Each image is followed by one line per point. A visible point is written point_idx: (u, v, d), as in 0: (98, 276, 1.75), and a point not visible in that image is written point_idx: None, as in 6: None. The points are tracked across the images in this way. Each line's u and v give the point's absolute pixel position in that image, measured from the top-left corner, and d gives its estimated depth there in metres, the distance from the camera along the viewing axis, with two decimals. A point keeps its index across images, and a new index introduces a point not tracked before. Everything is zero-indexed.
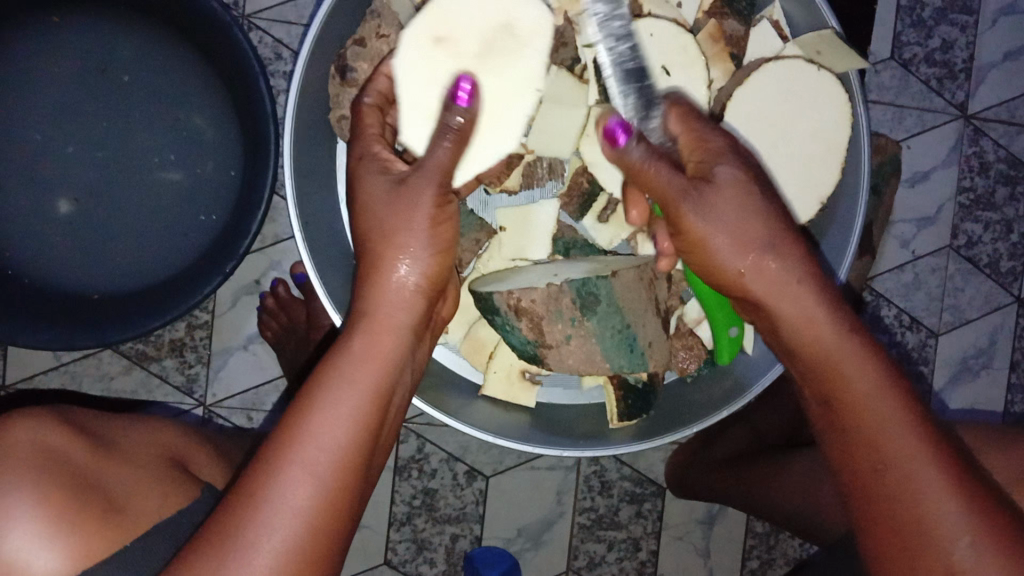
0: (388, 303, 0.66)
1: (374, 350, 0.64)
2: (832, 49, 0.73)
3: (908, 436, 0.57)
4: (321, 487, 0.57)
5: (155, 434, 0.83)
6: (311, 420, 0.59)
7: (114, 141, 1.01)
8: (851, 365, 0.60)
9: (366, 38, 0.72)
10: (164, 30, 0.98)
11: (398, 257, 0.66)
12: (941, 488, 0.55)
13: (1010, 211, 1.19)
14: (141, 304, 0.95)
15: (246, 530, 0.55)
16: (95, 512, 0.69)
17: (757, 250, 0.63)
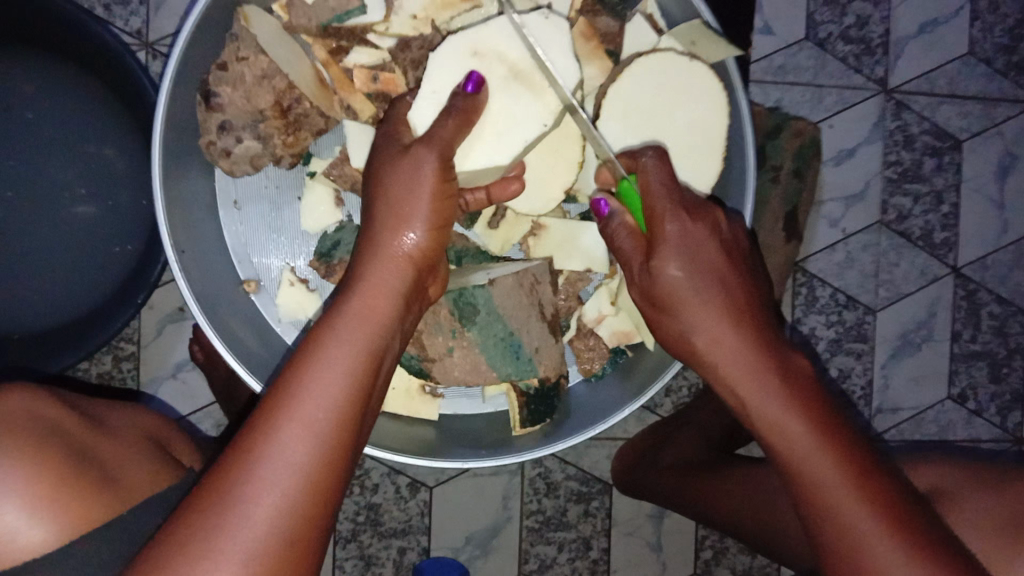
0: (380, 268, 0.62)
1: (371, 309, 0.60)
2: (707, 40, 0.74)
3: (840, 490, 0.57)
4: (321, 442, 0.53)
5: (145, 418, 0.81)
6: (309, 373, 0.55)
7: (22, 180, 0.94)
8: (779, 421, 0.60)
9: (228, 63, 0.72)
10: (41, 60, 0.93)
11: (401, 220, 0.63)
12: (878, 541, 0.55)
13: (940, 182, 1.15)
14: (50, 344, 0.90)
15: (241, 488, 0.50)
16: (90, 484, 0.66)
17: (691, 321, 0.65)
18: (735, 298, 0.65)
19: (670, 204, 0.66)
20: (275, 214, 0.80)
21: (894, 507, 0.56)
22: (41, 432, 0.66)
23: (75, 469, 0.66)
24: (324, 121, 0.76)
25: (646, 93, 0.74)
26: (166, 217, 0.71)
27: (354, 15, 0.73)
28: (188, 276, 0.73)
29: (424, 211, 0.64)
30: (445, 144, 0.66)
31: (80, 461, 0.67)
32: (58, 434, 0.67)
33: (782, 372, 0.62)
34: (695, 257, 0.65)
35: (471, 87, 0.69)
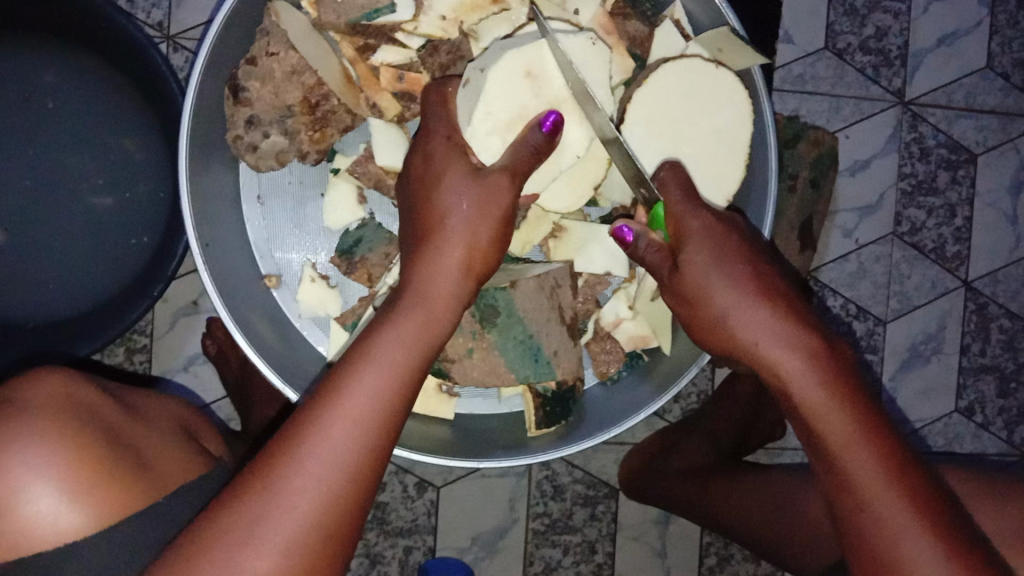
0: (442, 270, 0.62)
1: (421, 307, 0.61)
2: (732, 47, 0.75)
3: (880, 479, 0.57)
4: (367, 434, 0.55)
5: (174, 406, 0.82)
6: (361, 366, 0.57)
7: (42, 169, 0.94)
8: (821, 408, 0.60)
9: (257, 57, 0.72)
10: (64, 51, 0.93)
11: (463, 221, 0.63)
12: (914, 526, 0.55)
13: (954, 195, 1.15)
14: (67, 334, 0.90)
15: (290, 476, 0.53)
16: (126, 468, 0.67)
17: (723, 306, 0.64)
18: (773, 286, 0.65)
19: (688, 204, 0.68)
20: (298, 209, 0.80)
21: (929, 503, 0.57)
22: (80, 415, 0.67)
23: (112, 454, 0.67)
24: (351, 119, 0.76)
25: (673, 98, 0.74)
26: (190, 211, 0.71)
27: (384, 13, 0.73)
28: (211, 270, 0.73)
29: (486, 216, 0.63)
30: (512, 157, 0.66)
31: (116, 446, 0.68)
32: (95, 418, 0.68)
33: (824, 358, 0.61)
34: (722, 250, 0.65)
35: (548, 125, 0.68)
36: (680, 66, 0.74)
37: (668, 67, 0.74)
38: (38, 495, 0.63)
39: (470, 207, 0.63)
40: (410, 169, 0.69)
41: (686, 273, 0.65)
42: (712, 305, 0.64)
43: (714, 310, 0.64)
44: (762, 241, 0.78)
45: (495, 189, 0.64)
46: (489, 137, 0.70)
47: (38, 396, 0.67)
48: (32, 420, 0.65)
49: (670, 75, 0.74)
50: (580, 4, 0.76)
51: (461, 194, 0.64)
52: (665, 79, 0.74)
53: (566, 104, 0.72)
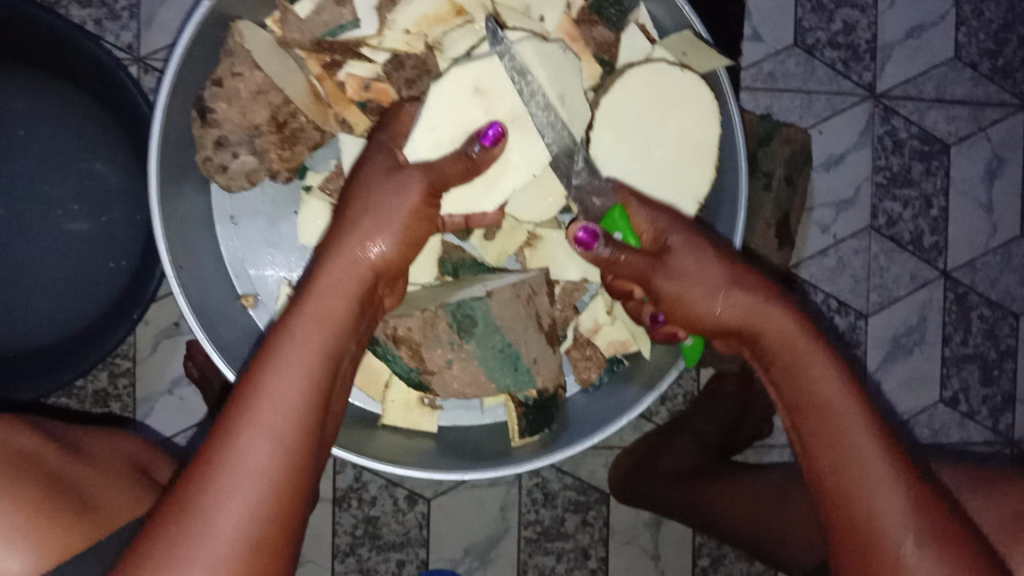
0: (343, 274, 0.61)
1: (328, 311, 0.59)
2: (697, 51, 0.75)
3: (864, 441, 0.57)
4: (283, 447, 0.52)
5: (122, 442, 0.81)
6: (265, 379, 0.54)
7: (16, 196, 0.93)
8: (814, 388, 0.61)
9: (223, 79, 0.72)
10: (36, 78, 0.93)
11: (359, 228, 0.62)
12: (889, 485, 0.56)
13: (928, 186, 1.16)
14: (48, 360, 0.89)
15: (209, 497, 0.50)
16: (69, 511, 0.65)
17: (718, 282, 0.66)
18: (755, 276, 0.67)
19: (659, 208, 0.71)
20: (272, 228, 0.80)
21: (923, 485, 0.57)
22: (20, 460, 0.65)
23: (55, 499, 0.65)
24: (319, 135, 0.76)
25: (638, 103, 0.75)
26: (162, 234, 0.71)
27: (348, 29, 0.74)
28: (186, 293, 0.73)
29: (391, 222, 0.63)
30: (432, 169, 0.67)
31: (59, 490, 0.66)
32: (37, 463, 0.66)
33: (826, 344, 0.63)
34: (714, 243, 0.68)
35: (489, 140, 0.69)
36: (646, 69, 0.74)
37: (632, 70, 0.74)
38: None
39: (373, 214, 0.63)
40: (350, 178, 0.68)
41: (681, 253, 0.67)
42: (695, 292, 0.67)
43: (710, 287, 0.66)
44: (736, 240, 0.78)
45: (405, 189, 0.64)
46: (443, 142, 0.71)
47: None
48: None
49: (635, 80, 0.74)
50: (544, 11, 0.76)
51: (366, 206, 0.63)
52: (632, 84, 0.74)
53: (517, 125, 0.72)
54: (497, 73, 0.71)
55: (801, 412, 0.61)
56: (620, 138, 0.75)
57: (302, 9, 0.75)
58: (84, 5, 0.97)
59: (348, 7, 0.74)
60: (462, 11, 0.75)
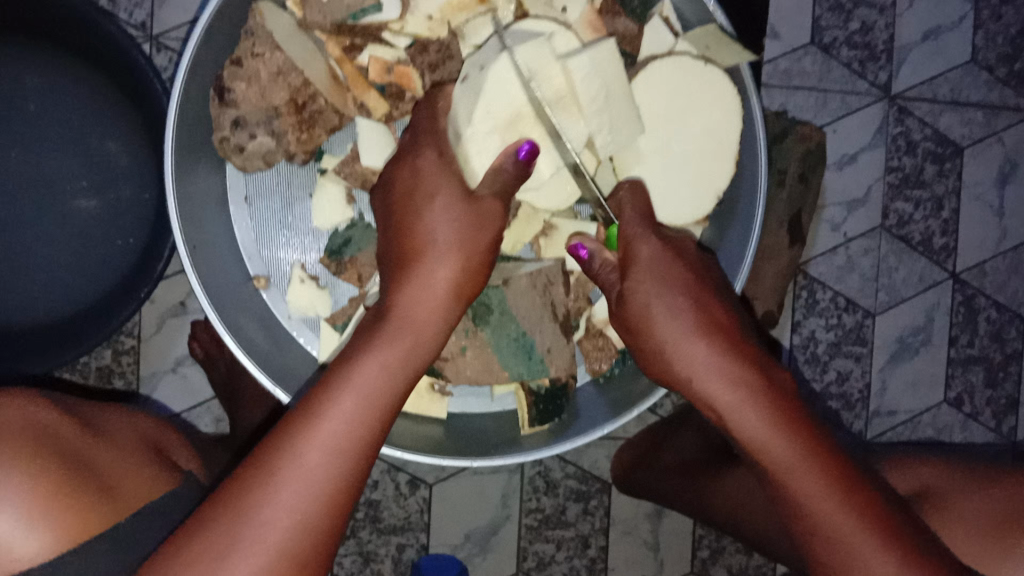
0: (422, 296, 0.64)
1: (403, 339, 0.62)
2: (721, 44, 0.75)
3: (834, 503, 0.59)
4: (339, 465, 0.57)
5: (145, 424, 0.81)
6: (331, 399, 0.58)
7: (27, 171, 0.93)
8: (766, 443, 0.62)
9: (242, 58, 0.72)
10: (48, 54, 0.92)
11: (443, 254, 0.64)
12: (867, 542, 0.58)
13: (940, 187, 1.16)
14: (57, 335, 0.90)
15: (260, 500, 0.55)
16: (85, 491, 0.65)
17: (665, 337, 0.66)
18: (712, 315, 0.67)
19: (641, 228, 0.70)
20: (286, 210, 0.79)
21: (872, 504, 0.60)
22: (40, 439, 0.66)
23: (73, 477, 0.65)
24: (338, 119, 0.76)
25: (660, 96, 0.75)
26: (177, 212, 0.71)
27: (369, 13, 0.73)
28: (198, 273, 0.73)
29: (471, 241, 0.65)
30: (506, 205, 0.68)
31: (78, 469, 0.66)
32: (55, 442, 0.66)
33: (765, 386, 0.63)
34: (667, 277, 0.68)
35: (523, 154, 0.68)
36: (670, 62, 0.74)
37: (654, 61, 0.75)
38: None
39: (456, 232, 0.65)
40: (392, 174, 0.70)
41: (633, 300, 0.68)
42: (659, 335, 0.66)
43: (661, 340, 0.66)
44: (751, 238, 0.77)
45: (485, 211, 0.66)
46: (488, 137, 0.70)
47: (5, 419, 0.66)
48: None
49: (658, 73, 0.75)
50: (567, 2, 0.76)
51: (453, 231, 0.65)
52: (655, 77, 0.75)
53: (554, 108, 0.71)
54: (535, 56, 0.70)
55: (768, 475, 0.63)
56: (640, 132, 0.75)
57: None
58: None
59: None
60: None
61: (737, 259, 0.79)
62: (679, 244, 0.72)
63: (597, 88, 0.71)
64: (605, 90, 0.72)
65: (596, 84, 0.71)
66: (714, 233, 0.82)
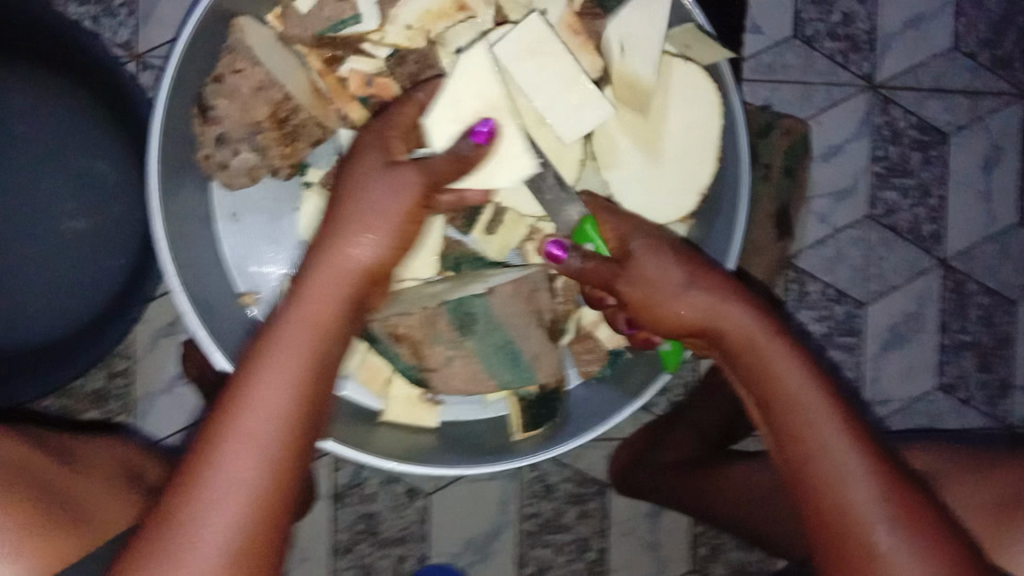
0: (333, 279, 0.61)
1: (308, 319, 0.59)
2: (701, 45, 0.75)
3: (834, 433, 0.58)
4: (268, 455, 0.53)
5: (116, 451, 0.80)
6: (249, 394, 0.54)
7: (15, 193, 0.93)
8: (774, 376, 0.62)
9: (223, 75, 0.71)
10: (32, 74, 0.92)
11: (348, 232, 0.62)
12: (864, 475, 0.57)
13: (927, 175, 1.16)
14: (51, 357, 0.89)
15: (188, 513, 0.51)
16: (59, 523, 0.64)
17: (677, 287, 0.65)
18: (715, 271, 0.68)
19: (622, 223, 0.72)
20: (274, 224, 0.80)
21: (865, 440, 0.59)
22: (10, 477, 0.63)
23: (47, 514, 0.63)
24: (321, 131, 0.76)
25: (643, 97, 0.75)
26: (165, 233, 0.71)
27: (349, 24, 0.74)
28: (188, 290, 0.73)
29: (387, 223, 0.62)
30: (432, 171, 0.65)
31: (50, 504, 0.64)
32: (27, 480, 0.64)
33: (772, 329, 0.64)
34: (674, 246, 0.69)
35: (476, 137, 0.70)
36: (653, 63, 0.73)
37: (631, 62, 0.74)
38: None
39: (366, 218, 0.62)
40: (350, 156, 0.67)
41: (640, 259, 0.67)
42: (659, 309, 0.66)
43: (674, 286, 0.65)
44: (735, 235, 0.77)
45: (406, 189, 0.63)
46: (449, 124, 0.72)
47: None
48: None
49: (642, 74, 0.74)
50: (547, 5, 0.75)
51: (353, 206, 0.62)
52: (637, 81, 0.74)
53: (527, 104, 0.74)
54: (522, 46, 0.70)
55: (770, 411, 0.62)
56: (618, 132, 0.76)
57: (302, 4, 0.74)
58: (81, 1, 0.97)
59: (349, 2, 0.73)
60: (463, 6, 0.75)
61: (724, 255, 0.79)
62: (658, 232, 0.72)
63: (560, 82, 0.72)
64: (570, 83, 0.72)
65: (566, 81, 0.72)
66: (702, 231, 0.82)
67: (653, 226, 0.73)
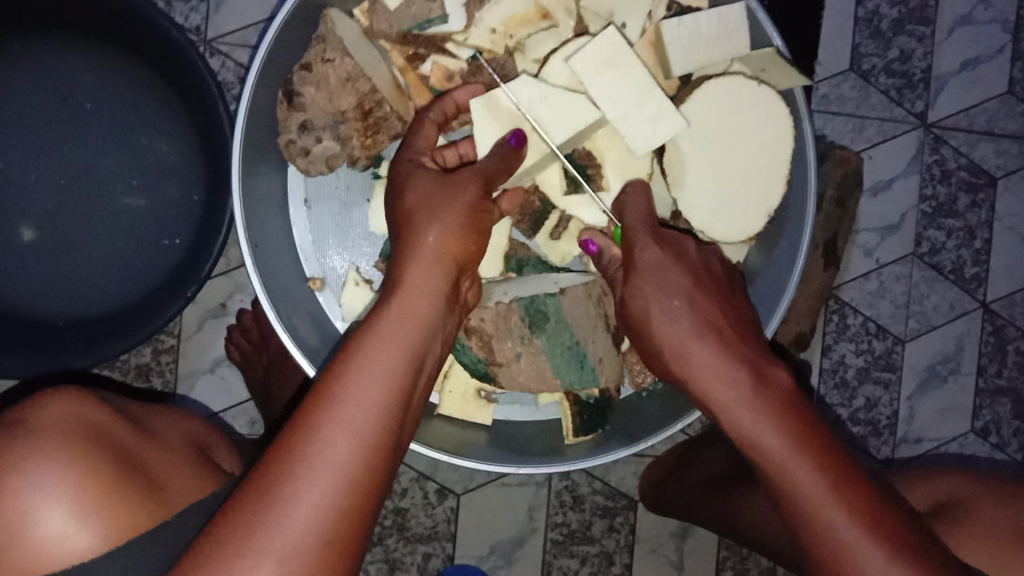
0: (426, 278, 0.62)
1: (408, 310, 0.59)
2: (777, 67, 0.75)
3: (824, 489, 0.57)
4: (362, 444, 0.53)
5: (187, 423, 0.81)
6: (346, 379, 0.54)
7: (83, 168, 0.95)
8: (752, 434, 0.60)
9: (311, 63, 0.73)
10: (109, 54, 0.94)
11: (428, 225, 0.64)
12: (856, 534, 0.55)
13: (973, 218, 1.17)
14: (104, 330, 0.90)
15: (282, 489, 0.51)
16: (134, 491, 0.65)
17: (672, 343, 0.66)
18: (721, 314, 0.67)
19: (644, 233, 0.71)
20: (343, 215, 0.81)
21: (867, 499, 0.57)
22: (90, 441, 0.66)
23: (122, 475, 0.65)
24: (401, 126, 0.77)
25: (714, 116, 0.77)
26: (241, 214, 0.73)
27: (436, 24, 0.75)
28: (259, 272, 0.74)
29: (456, 216, 0.65)
30: (481, 168, 0.69)
31: (126, 467, 0.66)
32: (104, 440, 0.67)
33: (756, 378, 0.63)
34: (664, 287, 0.68)
35: (515, 141, 0.72)
36: (724, 82, 0.76)
37: (704, 85, 0.76)
38: (47, 518, 0.62)
39: (448, 219, 0.64)
40: (390, 186, 0.70)
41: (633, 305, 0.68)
42: (660, 331, 0.67)
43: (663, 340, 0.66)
44: (799, 260, 0.77)
45: (463, 187, 0.66)
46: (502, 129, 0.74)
47: (50, 419, 0.66)
48: (35, 445, 0.64)
49: (713, 91, 0.76)
50: (627, 18, 0.78)
51: (438, 208, 0.64)
52: (707, 99, 0.76)
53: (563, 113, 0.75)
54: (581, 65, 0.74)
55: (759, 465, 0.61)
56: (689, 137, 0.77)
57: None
58: None
59: (437, 2, 0.74)
60: (547, 14, 0.77)
61: (782, 277, 0.79)
62: (681, 248, 0.72)
63: (629, 92, 0.74)
64: (638, 93, 0.74)
65: (635, 97, 0.74)
66: (759, 253, 0.83)
67: (688, 244, 0.73)
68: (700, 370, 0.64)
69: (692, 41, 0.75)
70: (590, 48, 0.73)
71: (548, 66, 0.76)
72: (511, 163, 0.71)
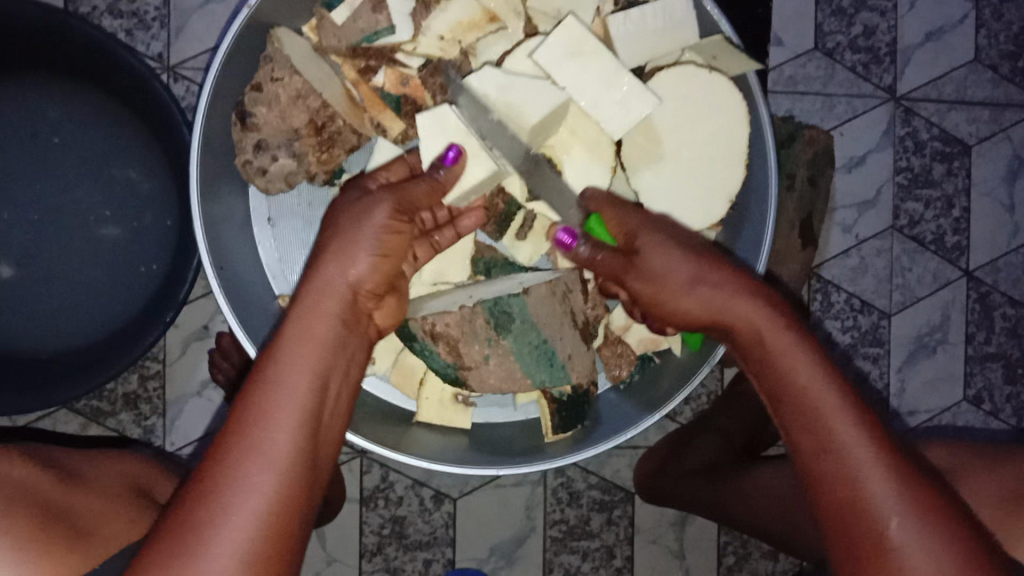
0: (328, 299, 0.62)
1: (312, 334, 0.59)
2: (726, 54, 0.77)
3: (843, 410, 0.55)
4: (284, 471, 0.52)
5: (127, 463, 0.82)
6: (262, 406, 0.54)
7: (56, 203, 0.96)
8: (779, 359, 0.59)
9: (263, 83, 0.75)
10: (72, 86, 0.94)
11: (338, 252, 0.63)
12: (868, 454, 0.53)
13: (950, 186, 1.17)
14: (85, 361, 0.91)
15: (206, 522, 0.50)
16: (60, 543, 0.65)
17: (685, 277, 0.64)
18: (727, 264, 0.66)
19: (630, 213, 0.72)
20: (308, 230, 0.83)
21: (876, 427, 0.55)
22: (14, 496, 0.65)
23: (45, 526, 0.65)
24: (356, 138, 0.79)
25: (671, 102, 0.77)
26: (204, 237, 0.74)
27: (383, 35, 0.77)
28: (225, 294, 0.75)
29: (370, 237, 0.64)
30: (399, 189, 0.68)
31: (51, 518, 0.66)
32: (25, 492, 0.66)
33: (780, 311, 0.62)
34: (680, 237, 0.68)
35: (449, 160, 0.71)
36: (677, 73, 0.77)
37: (656, 77, 0.77)
38: None
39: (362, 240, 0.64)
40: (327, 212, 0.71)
41: (645, 260, 0.67)
42: (669, 282, 0.65)
43: (680, 283, 0.65)
44: (765, 242, 0.78)
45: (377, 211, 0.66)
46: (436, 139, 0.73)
47: None
48: None
49: (668, 79, 0.77)
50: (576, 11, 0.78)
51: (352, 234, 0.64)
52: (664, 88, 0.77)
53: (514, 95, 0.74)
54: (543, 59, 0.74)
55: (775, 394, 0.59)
56: (649, 121, 0.78)
57: (339, 16, 0.77)
58: (116, 15, 0.99)
59: (384, 14, 0.76)
60: (494, 18, 0.78)
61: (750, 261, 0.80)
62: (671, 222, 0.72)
63: (590, 81, 0.75)
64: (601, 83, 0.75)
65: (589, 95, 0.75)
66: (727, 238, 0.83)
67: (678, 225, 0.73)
68: (731, 306, 0.62)
69: (639, 34, 0.77)
70: (554, 38, 0.74)
71: (510, 60, 0.76)
72: (440, 188, 0.71)
